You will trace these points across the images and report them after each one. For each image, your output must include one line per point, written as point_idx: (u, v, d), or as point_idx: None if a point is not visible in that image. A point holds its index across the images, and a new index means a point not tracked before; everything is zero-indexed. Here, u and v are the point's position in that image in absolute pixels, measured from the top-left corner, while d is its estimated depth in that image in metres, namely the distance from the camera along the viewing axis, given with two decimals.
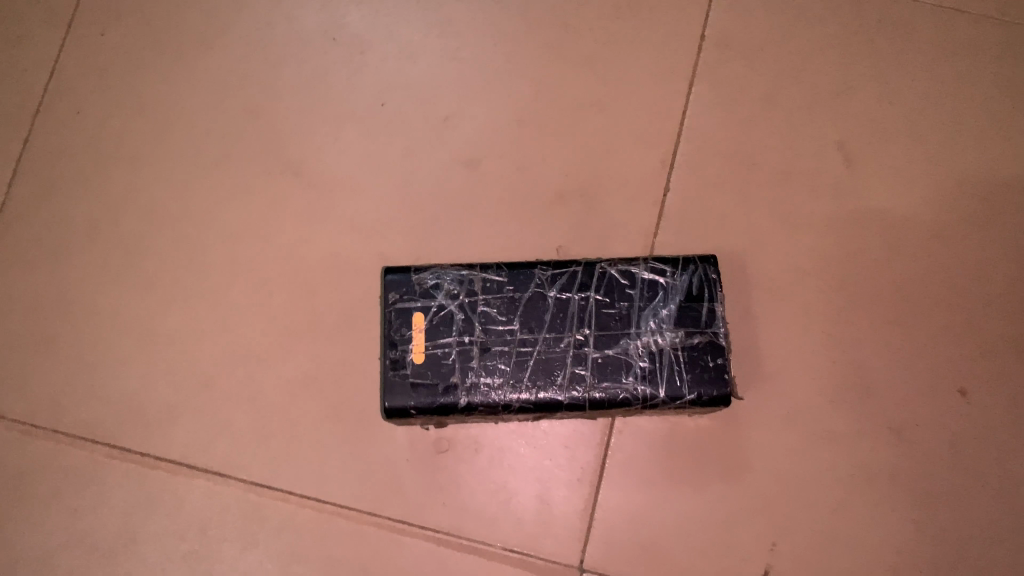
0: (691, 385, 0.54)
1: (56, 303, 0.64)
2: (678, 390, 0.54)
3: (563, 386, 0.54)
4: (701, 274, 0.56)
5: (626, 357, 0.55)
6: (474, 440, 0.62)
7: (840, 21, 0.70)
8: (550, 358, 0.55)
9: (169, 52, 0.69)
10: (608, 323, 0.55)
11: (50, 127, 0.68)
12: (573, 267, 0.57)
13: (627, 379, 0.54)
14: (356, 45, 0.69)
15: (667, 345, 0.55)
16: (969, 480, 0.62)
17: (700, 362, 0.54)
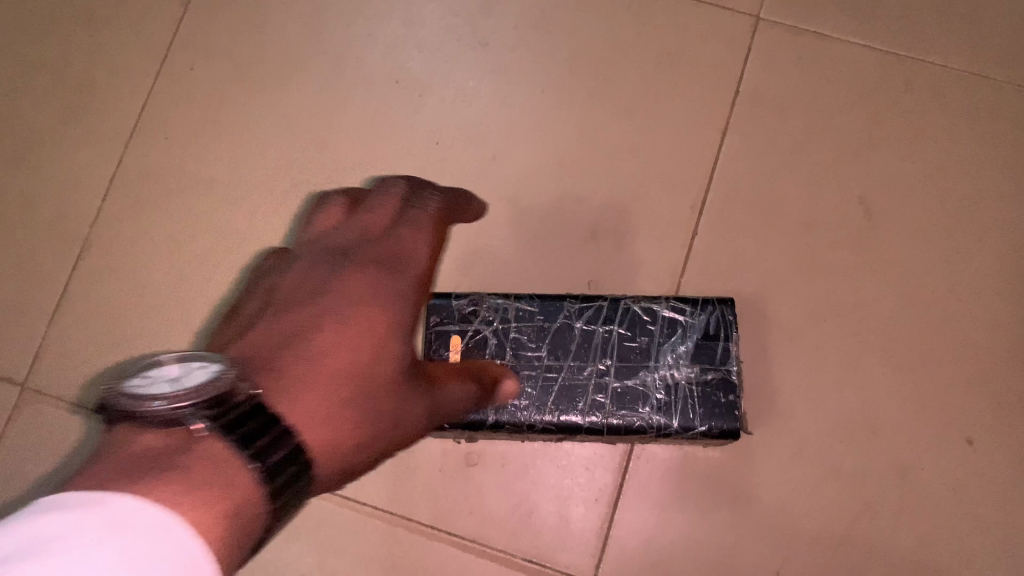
0: (703, 417, 0.59)
1: (133, 305, 0.72)
2: (690, 421, 0.59)
3: (584, 411, 0.59)
4: (718, 315, 0.61)
5: (644, 389, 0.59)
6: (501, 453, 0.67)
7: (869, 82, 0.74)
8: (573, 384, 0.60)
9: (248, 83, 0.76)
10: (629, 355, 0.60)
11: (141, 148, 0.75)
12: (600, 302, 0.62)
13: (643, 409, 0.59)
14: (416, 84, 0.75)
15: (685, 379, 0.59)
16: (969, 525, 0.65)
17: (713, 397, 0.59)
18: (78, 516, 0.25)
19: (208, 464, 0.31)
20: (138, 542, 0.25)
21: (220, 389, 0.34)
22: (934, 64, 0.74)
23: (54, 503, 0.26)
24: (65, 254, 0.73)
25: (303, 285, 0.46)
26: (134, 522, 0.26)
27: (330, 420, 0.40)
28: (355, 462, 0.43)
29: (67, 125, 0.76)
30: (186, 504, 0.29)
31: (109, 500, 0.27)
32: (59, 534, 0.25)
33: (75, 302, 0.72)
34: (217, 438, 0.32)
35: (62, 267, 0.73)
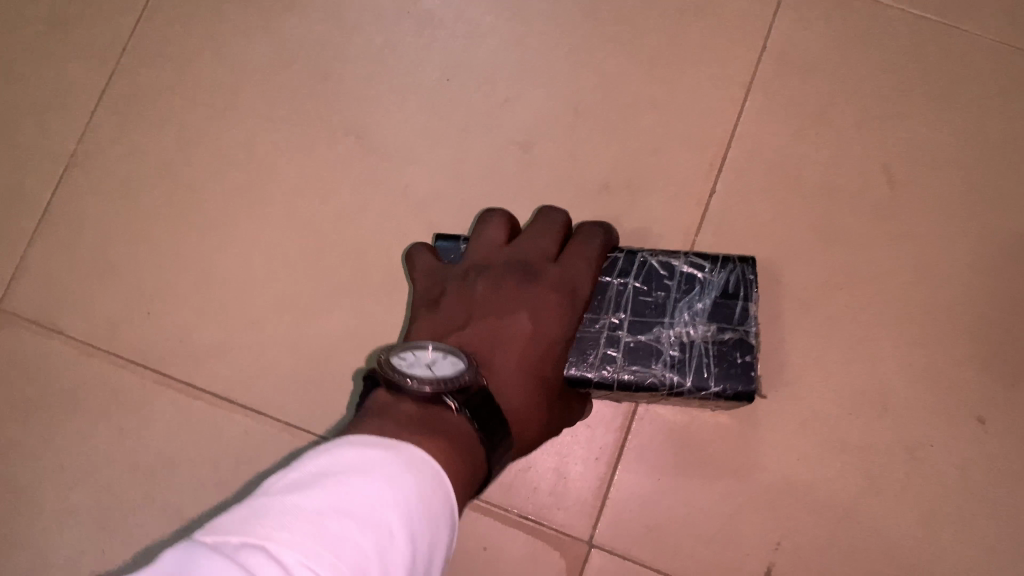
0: (718, 377, 0.56)
1: (117, 232, 0.68)
2: (704, 381, 0.56)
3: (593, 365, 0.57)
4: (738, 274, 0.58)
5: (657, 345, 0.57)
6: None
7: (901, 46, 0.71)
8: (583, 336, 0.57)
9: (250, 5, 0.72)
10: (643, 310, 0.58)
11: (133, 68, 0.71)
12: (614, 254, 0.60)
13: (654, 365, 0.56)
14: (428, 18, 0.71)
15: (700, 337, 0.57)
16: (975, 506, 0.63)
17: (729, 357, 0.56)
18: (382, 455, 0.37)
19: (457, 433, 0.43)
20: (421, 476, 0.37)
21: (458, 379, 0.45)
22: (968, 32, 0.71)
23: (365, 442, 0.38)
24: (48, 175, 0.69)
25: (500, 302, 0.55)
26: (419, 464, 0.38)
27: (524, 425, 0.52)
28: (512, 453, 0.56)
29: (55, 37, 0.72)
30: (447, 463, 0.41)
31: (399, 446, 0.38)
32: (376, 465, 0.36)
33: (54, 226, 0.68)
34: (461, 416, 0.44)
35: (45, 189, 0.69)
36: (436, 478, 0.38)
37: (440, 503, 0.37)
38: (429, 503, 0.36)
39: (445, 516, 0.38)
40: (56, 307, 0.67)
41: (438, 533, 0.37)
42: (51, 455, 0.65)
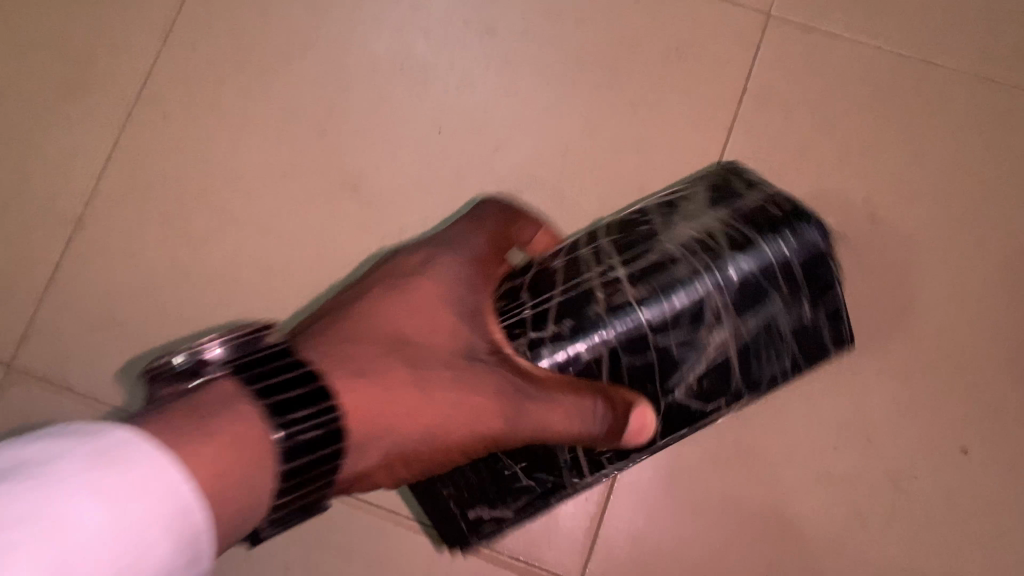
0: (762, 235, 0.57)
1: (126, 286, 0.71)
2: (751, 245, 0.56)
3: (608, 314, 0.55)
4: (713, 176, 0.67)
5: (672, 255, 0.57)
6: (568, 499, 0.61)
7: (880, 82, 0.73)
8: (575, 299, 0.56)
9: (249, 63, 0.75)
10: (633, 244, 0.59)
11: (139, 127, 0.75)
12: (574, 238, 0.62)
13: (688, 266, 0.56)
14: (418, 70, 0.74)
15: (703, 229, 0.59)
16: (960, 535, 0.65)
17: (758, 219, 0.58)
18: (80, 443, 0.33)
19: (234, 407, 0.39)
20: (120, 472, 0.32)
21: (247, 336, 0.44)
22: (945, 67, 0.73)
23: (60, 435, 0.33)
24: (60, 231, 0.73)
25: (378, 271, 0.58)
26: (116, 460, 0.33)
27: (360, 392, 0.46)
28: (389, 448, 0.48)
29: (65, 98, 0.75)
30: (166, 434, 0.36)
31: (108, 433, 0.34)
32: (60, 461, 0.32)
33: (66, 280, 0.72)
34: (228, 381, 0.41)
35: (56, 246, 0.72)
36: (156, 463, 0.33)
37: (161, 497, 0.33)
38: (119, 506, 0.31)
39: (157, 528, 0.32)
40: (69, 359, 0.70)
41: (145, 543, 0.32)
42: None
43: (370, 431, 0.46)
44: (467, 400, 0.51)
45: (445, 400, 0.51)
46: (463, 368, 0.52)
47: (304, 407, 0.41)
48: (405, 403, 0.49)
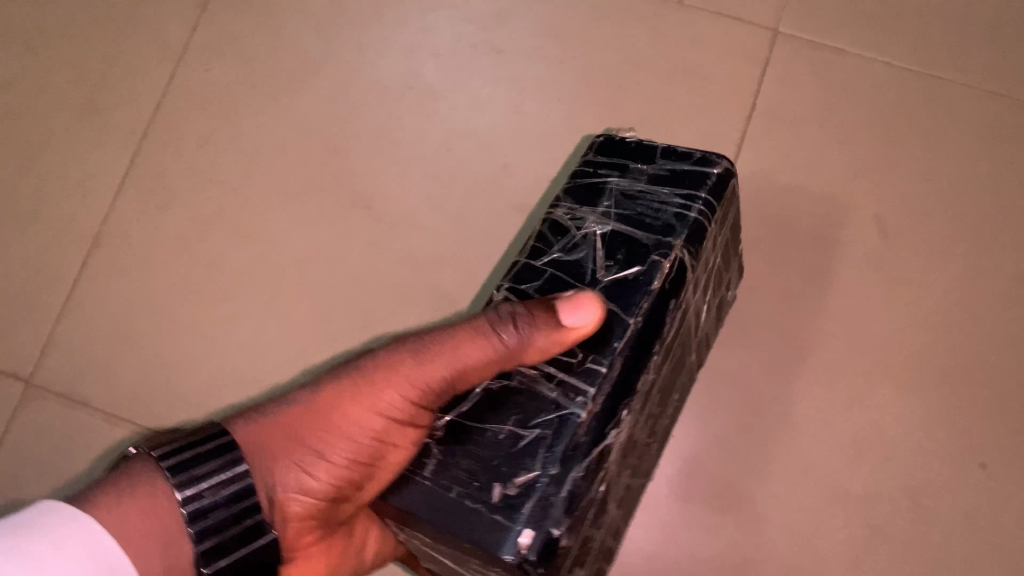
0: (653, 172, 0.52)
1: (139, 305, 0.72)
2: (648, 185, 0.51)
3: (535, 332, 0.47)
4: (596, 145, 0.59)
5: (582, 241, 0.51)
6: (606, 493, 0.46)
7: (889, 97, 0.73)
8: None
9: (262, 86, 0.76)
10: (546, 257, 0.52)
11: (154, 150, 0.76)
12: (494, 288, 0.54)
13: (595, 217, 0.52)
14: (428, 90, 0.75)
15: (604, 204, 0.52)
16: (981, 552, 0.63)
17: (655, 167, 0.52)
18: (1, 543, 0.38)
19: (138, 465, 0.44)
20: (72, 544, 0.40)
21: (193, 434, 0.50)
22: (955, 82, 0.73)
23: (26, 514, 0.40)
24: (76, 252, 0.73)
25: None
26: (76, 527, 0.40)
27: (265, 431, 0.48)
28: (326, 463, 0.49)
29: (83, 124, 0.77)
30: (111, 514, 0.42)
31: (31, 506, 0.41)
32: None
33: (82, 301, 0.72)
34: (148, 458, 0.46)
35: (71, 267, 0.73)
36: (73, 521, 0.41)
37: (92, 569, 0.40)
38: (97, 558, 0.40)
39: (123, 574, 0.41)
40: (82, 378, 0.70)
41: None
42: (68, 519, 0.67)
43: (300, 451, 0.49)
44: (387, 394, 0.49)
45: (375, 400, 0.49)
46: (376, 367, 0.50)
47: (201, 461, 0.44)
48: (325, 424, 0.49)
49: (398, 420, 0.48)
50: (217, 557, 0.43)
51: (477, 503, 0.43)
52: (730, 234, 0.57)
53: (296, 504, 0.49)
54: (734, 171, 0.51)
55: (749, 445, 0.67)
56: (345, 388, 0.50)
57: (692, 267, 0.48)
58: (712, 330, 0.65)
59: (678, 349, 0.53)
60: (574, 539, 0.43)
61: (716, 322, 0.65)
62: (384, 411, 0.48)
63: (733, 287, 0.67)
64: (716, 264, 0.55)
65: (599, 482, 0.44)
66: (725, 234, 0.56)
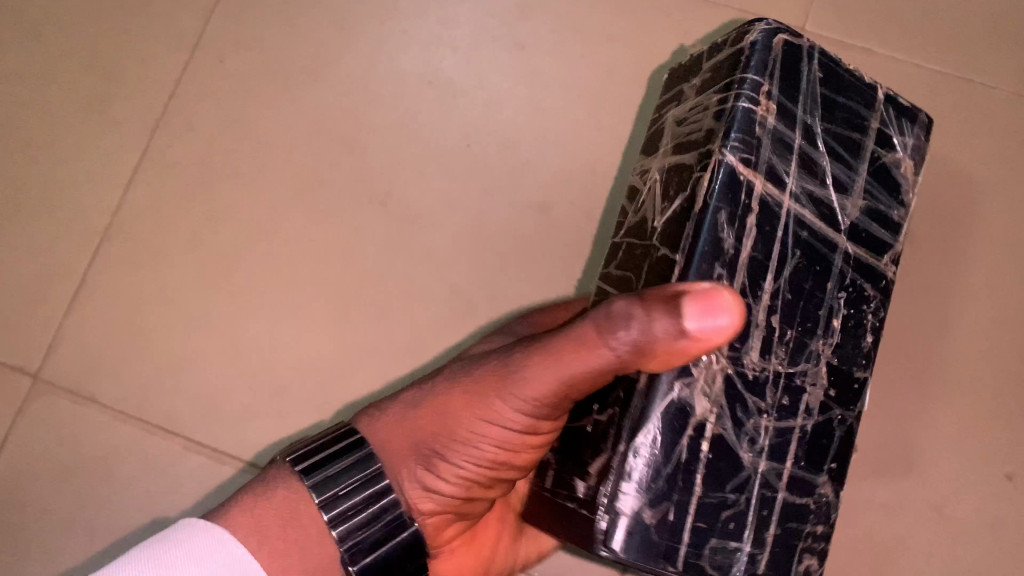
0: (699, 92, 0.57)
1: (148, 298, 0.70)
2: (695, 108, 0.57)
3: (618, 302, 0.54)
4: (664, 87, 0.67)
5: (650, 193, 0.58)
6: (718, 442, 0.49)
7: (918, 99, 0.71)
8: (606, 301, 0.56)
9: (277, 77, 0.75)
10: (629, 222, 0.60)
11: (167, 141, 0.74)
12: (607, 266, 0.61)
13: (657, 167, 0.59)
14: (448, 84, 0.74)
15: (662, 152, 0.59)
16: (1004, 564, 0.62)
17: (700, 88, 0.57)
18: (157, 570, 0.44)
19: (278, 481, 0.49)
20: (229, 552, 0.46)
21: None
22: (983, 85, 0.72)
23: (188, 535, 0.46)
24: (86, 244, 0.72)
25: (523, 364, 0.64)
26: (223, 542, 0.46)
27: (394, 430, 0.51)
28: (448, 464, 0.51)
29: (95, 113, 0.75)
30: (246, 523, 0.47)
31: (190, 526, 0.47)
32: None
33: (91, 294, 0.71)
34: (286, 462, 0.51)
35: (79, 258, 0.72)
36: (207, 530, 0.47)
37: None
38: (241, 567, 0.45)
39: None
40: (88, 371, 0.69)
41: None
42: (75, 515, 0.66)
43: (423, 454, 0.50)
44: (499, 398, 0.48)
45: (491, 406, 0.49)
46: (486, 370, 0.49)
47: (337, 465, 0.48)
48: (442, 427, 0.50)
49: (513, 421, 0.48)
50: (359, 556, 0.47)
51: (574, 502, 0.50)
52: (840, 122, 0.55)
53: (431, 502, 0.52)
54: (777, 27, 0.53)
55: None
56: (455, 390, 0.50)
57: (747, 158, 0.50)
58: (872, 266, 0.56)
59: (794, 253, 0.52)
60: (670, 506, 0.48)
61: (874, 250, 0.56)
62: (504, 418, 0.48)
63: (899, 212, 0.57)
64: (823, 150, 0.54)
65: (691, 441, 0.49)
66: (819, 107, 0.54)
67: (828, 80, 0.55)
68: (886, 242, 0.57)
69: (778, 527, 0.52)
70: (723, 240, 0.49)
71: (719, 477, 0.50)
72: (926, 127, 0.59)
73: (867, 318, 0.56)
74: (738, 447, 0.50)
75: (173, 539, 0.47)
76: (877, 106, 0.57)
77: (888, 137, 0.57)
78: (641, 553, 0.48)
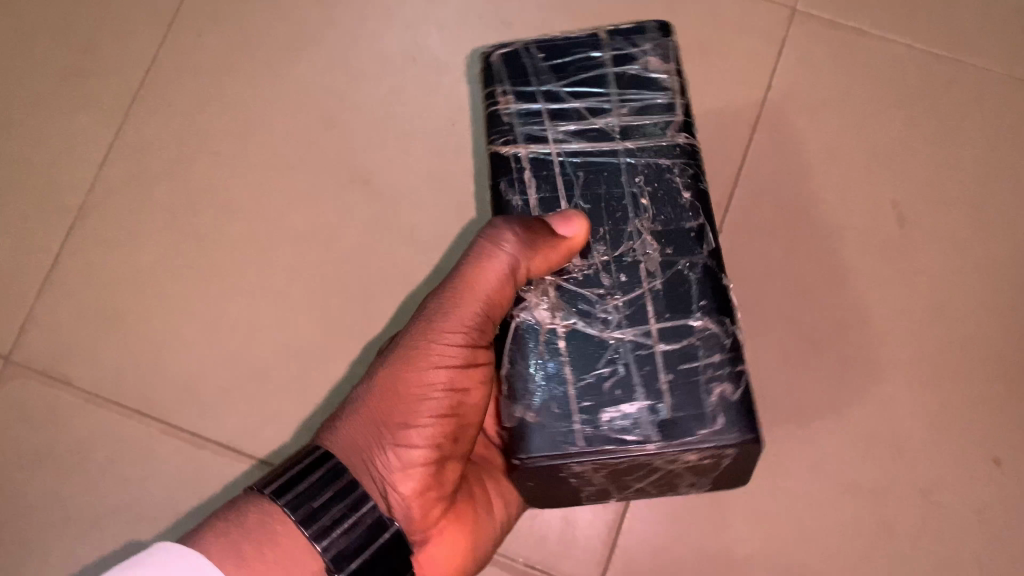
0: None
1: (125, 280, 0.69)
2: None
3: None
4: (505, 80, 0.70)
5: None
6: (572, 333, 0.49)
7: (909, 81, 0.71)
8: None
9: (257, 53, 0.73)
10: None
11: (142, 119, 0.72)
12: None
13: None
14: (433, 63, 0.72)
15: None
16: (993, 549, 0.62)
17: None
18: None
19: (255, 499, 0.42)
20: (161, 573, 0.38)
21: None
22: (975, 66, 0.71)
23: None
24: (59, 224, 0.70)
25: None
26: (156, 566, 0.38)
27: (349, 430, 0.46)
28: (414, 430, 0.47)
29: (68, 90, 0.73)
30: (224, 548, 0.39)
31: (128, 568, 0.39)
32: None
33: (64, 276, 0.69)
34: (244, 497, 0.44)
35: (53, 238, 0.70)
36: (199, 561, 0.38)
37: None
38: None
39: None
40: (63, 355, 0.67)
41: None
42: (46, 502, 0.64)
43: (387, 427, 0.46)
44: (433, 347, 0.48)
45: (428, 354, 0.48)
46: (404, 337, 0.49)
47: (305, 480, 0.42)
48: (395, 398, 0.47)
49: (452, 358, 0.48)
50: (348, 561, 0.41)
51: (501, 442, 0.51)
52: (579, 71, 0.56)
53: (410, 479, 0.46)
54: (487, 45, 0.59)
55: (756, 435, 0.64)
56: (391, 364, 0.48)
57: (512, 141, 0.55)
58: (658, 142, 0.53)
59: (580, 175, 0.53)
60: (547, 400, 0.48)
61: (656, 130, 0.54)
62: (445, 359, 0.48)
63: (665, 95, 0.55)
64: (569, 99, 0.55)
65: (545, 342, 0.49)
66: (550, 73, 0.56)
67: (552, 49, 0.57)
68: (662, 119, 0.54)
69: (671, 374, 0.48)
70: (510, 202, 0.53)
71: (586, 358, 0.49)
72: (661, 30, 0.56)
73: (677, 181, 0.52)
74: (588, 327, 0.49)
75: (158, 553, 0.38)
76: (602, 39, 0.56)
77: (628, 57, 0.56)
78: (541, 444, 0.47)
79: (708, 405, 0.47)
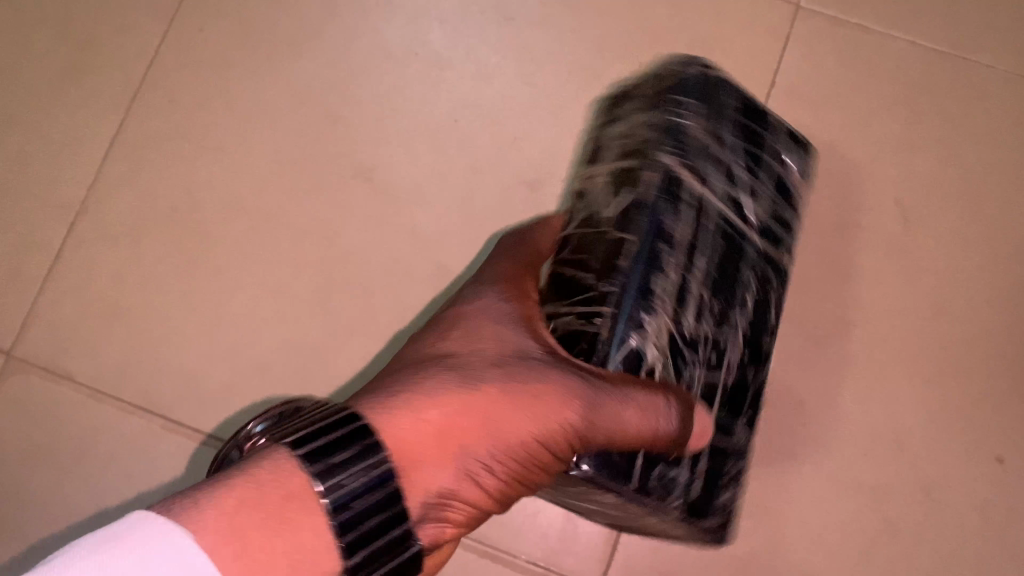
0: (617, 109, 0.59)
1: (126, 275, 0.68)
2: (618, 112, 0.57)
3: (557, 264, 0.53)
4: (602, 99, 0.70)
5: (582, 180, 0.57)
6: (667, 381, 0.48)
7: (913, 78, 0.70)
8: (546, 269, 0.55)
9: (259, 48, 0.73)
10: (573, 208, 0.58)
11: (144, 114, 0.72)
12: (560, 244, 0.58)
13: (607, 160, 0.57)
14: (436, 58, 0.72)
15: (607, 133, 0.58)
16: (994, 548, 0.62)
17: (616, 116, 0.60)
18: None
19: (260, 467, 0.34)
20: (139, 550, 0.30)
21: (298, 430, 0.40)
22: (979, 63, 0.70)
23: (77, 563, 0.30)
24: (61, 219, 0.70)
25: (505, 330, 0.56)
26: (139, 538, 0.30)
27: (424, 428, 0.38)
28: (482, 476, 0.41)
29: (70, 84, 0.73)
30: (225, 531, 0.31)
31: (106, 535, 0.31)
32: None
33: (66, 270, 0.69)
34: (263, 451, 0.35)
35: (55, 234, 0.70)
36: (175, 544, 0.30)
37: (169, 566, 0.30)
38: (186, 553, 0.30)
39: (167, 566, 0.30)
40: (65, 351, 0.67)
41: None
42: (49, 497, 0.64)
43: (462, 450, 0.40)
44: (560, 410, 0.42)
45: (547, 413, 0.42)
46: (546, 382, 0.43)
47: (346, 450, 0.34)
48: (485, 426, 0.40)
49: (561, 444, 0.43)
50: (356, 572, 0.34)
51: None
52: (750, 140, 0.55)
53: (451, 526, 0.40)
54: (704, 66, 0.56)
55: (760, 432, 0.64)
56: (515, 388, 0.42)
57: (683, 161, 0.51)
58: (773, 259, 0.56)
59: (718, 236, 0.52)
60: None
61: (772, 243, 0.56)
62: (554, 430, 0.42)
63: (791, 215, 0.57)
64: (744, 166, 0.54)
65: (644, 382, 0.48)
66: (733, 128, 0.54)
67: (745, 111, 0.56)
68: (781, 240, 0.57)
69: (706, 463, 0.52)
70: (663, 221, 0.50)
71: None
72: (809, 153, 0.58)
73: (769, 297, 0.56)
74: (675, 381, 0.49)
75: (118, 538, 0.30)
76: (781, 133, 0.57)
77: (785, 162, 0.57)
78: (604, 469, 0.47)
79: (717, 503, 0.53)
